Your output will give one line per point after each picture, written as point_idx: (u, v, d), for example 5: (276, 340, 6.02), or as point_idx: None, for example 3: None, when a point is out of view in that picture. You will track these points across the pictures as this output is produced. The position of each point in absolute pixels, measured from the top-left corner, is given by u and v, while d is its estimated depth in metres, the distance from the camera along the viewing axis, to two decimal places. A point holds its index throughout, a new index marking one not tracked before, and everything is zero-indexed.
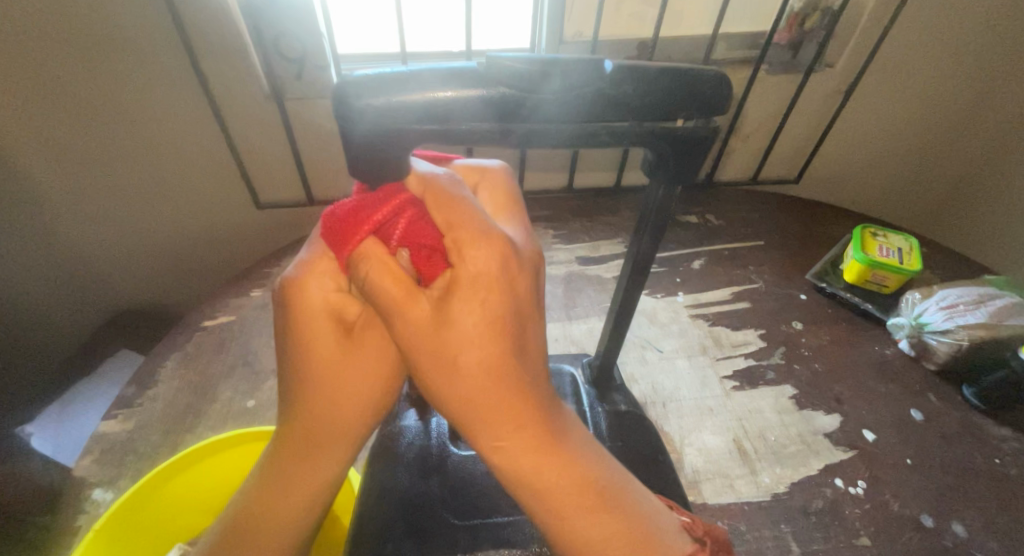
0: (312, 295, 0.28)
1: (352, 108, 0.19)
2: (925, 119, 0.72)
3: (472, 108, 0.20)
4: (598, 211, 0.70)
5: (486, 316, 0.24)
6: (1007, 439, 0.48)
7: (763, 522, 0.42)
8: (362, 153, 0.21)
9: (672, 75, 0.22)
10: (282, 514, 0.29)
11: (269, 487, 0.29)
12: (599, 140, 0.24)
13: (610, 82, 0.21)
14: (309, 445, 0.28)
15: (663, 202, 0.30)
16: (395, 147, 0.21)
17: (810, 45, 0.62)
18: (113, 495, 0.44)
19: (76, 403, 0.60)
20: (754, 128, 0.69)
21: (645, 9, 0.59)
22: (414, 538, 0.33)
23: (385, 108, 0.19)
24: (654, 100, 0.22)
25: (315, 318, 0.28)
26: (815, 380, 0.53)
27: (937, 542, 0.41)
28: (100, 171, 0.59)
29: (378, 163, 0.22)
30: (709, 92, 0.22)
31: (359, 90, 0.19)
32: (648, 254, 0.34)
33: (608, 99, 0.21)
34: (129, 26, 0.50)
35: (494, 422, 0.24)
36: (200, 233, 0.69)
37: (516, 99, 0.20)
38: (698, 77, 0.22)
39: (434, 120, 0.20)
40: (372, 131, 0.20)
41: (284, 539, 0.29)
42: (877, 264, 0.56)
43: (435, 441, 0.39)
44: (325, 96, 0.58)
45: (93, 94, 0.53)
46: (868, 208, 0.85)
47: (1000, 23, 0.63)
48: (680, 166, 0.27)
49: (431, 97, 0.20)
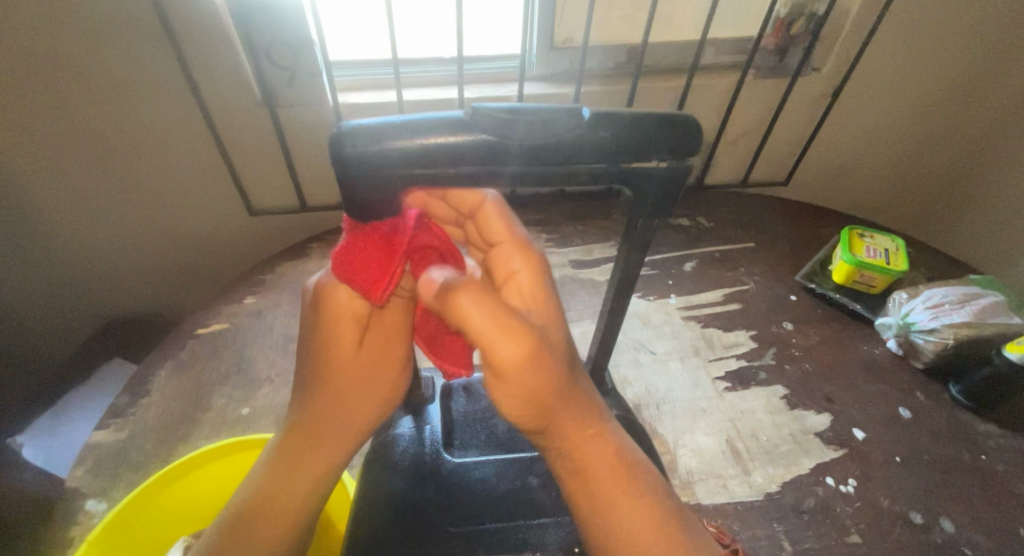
0: (341, 299, 0.29)
1: (350, 150, 0.22)
2: (908, 123, 0.74)
3: (459, 153, 0.22)
4: (591, 214, 0.70)
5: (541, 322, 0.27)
6: (993, 436, 0.49)
7: (756, 521, 0.43)
8: (359, 191, 0.23)
9: (645, 120, 0.23)
10: (292, 497, 0.30)
11: (282, 470, 0.31)
12: (579, 179, 0.25)
13: (585, 129, 0.23)
14: (320, 431, 0.31)
15: (645, 233, 0.31)
16: (387, 186, 0.23)
17: (796, 50, 0.63)
18: (107, 505, 0.44)
19: (70, 415, 0.60)
20: (743, 131, 0.70)
21: (635, 14, 0.60)
22: (408, 546, 0.34)
23: (380, 154, 0.22)
24: (628, 143, 0.23)
25: (343, 318, 0.29)
26: (805, 380, 0.53)
27: (926, 538, 0.42)
28: (89, 177, 0.59)
29: (373, 202, 0.24)
30: (680, 135, 0.24)
31: (356, 134, 0.22)
32: (631, 279, 0.36)
33: (584, 143, 0.23)
34: (120, 33, 0.50)
35: (568, 412, 0.27)
36: (193, 240, 0.69)
37: (499, 145, 0.22)
38: (670, 121, 0.24)
39: (425, 164, 0.22)
40: (369, 172, 0.22)
41: (292, 519, 0.30)
42: (865, 265, 0.57)
43: (429, 448, 0.39)
44: (316, 102, 0.58)
45: (81, 100, 0.53)
46: (856, 211, 0.86)
47: (980, 27, 0.64)
48: (659, 200, 0.28)
49: (424, 145, 0.22)
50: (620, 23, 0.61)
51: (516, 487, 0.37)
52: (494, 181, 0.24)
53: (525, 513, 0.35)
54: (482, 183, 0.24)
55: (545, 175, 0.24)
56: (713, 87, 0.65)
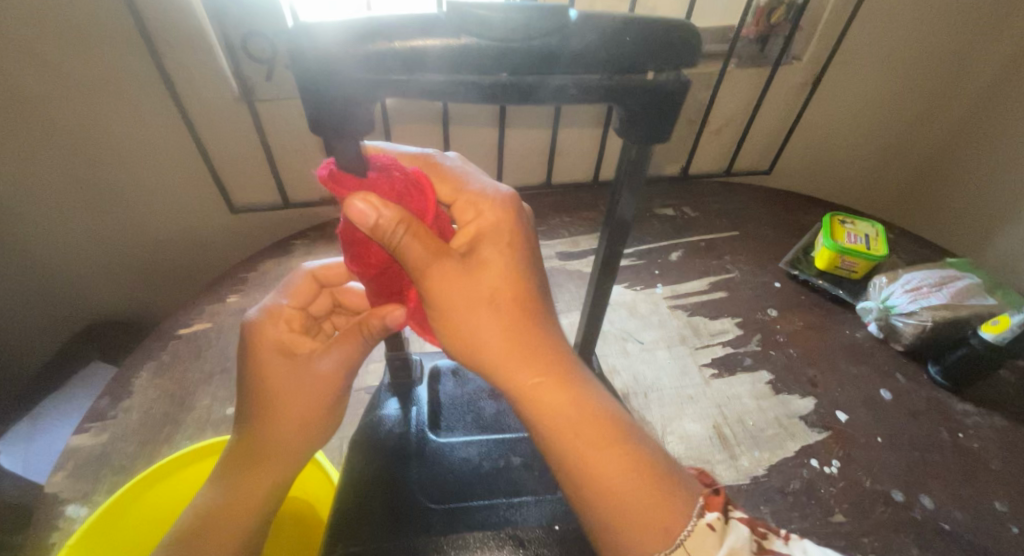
0: (269, 333, 0.33)
1: (310, 58, 0.20)
2: (897, 98, 0.74)
3: (438, 57, 0.20)
4: (577, 207, 0.70)
5: (508, 264, 0.28)
6: (970, 414, 0.50)
7: (743, 504, 0.43)
8: (325, 104, 0.21)
9: (636, 27, 0.22)
10: (241, 506, 0.30)
11: (238, 484, 0.31)
12: (568, 93, 0.24)
13: (572, 37, 0.21)
14: (260, 439, 0.32)
15: (636, 162, 0.30)
16: (359, 105, 0.22)
17: (777, 39, 0.62)
18: (89, 510, 0.43)
19: (47, 418, 0.59)
20: (727, 121, 0.71)
21: (618, 5, 0.58)
22: (390, 521, 0.33)
23: (346, 56, 0.20)
24: (620, 51, 0.22)
25: (267, 352, 0.33)
26: (790, 364, 0.54)
27: (907, 515, 0.43)
28: (61, 176, 0.57)
29: (349, 125, 0.22)
30: (676, 40, 0.22)
31: (312, 38, 0.20)
32: (619, 247, 0.35)
33: (574, 48, 0.21)
34: (87, 27, 0.48)
35: (526, 358, 0.28)
36: (171, 240, 0.68)
37: (482, 48, 0.20)
38: (665, 28, 0.22)
39: (401, 69, 0.21)
40: (335, 77, 0.20)
41: (242, 527, 0.30)
42: (846, 251, 0.58)
43: (414, 428, 0.39)
44: (295, 96, 0.56)
45: (44, 93, 0.51)
46: (836, 197, 0.87)
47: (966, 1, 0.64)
48: (654, 122, 0.27)
49: (397, 46, 0.20)
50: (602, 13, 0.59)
51: (498, 467, 0.37)
52: (475, 91, 0.23)
53: (507, 493, 0.35)
54: (457, 94, 0.23)
55: (530, 89, 0.23)
56: (695, 77, 0.64)
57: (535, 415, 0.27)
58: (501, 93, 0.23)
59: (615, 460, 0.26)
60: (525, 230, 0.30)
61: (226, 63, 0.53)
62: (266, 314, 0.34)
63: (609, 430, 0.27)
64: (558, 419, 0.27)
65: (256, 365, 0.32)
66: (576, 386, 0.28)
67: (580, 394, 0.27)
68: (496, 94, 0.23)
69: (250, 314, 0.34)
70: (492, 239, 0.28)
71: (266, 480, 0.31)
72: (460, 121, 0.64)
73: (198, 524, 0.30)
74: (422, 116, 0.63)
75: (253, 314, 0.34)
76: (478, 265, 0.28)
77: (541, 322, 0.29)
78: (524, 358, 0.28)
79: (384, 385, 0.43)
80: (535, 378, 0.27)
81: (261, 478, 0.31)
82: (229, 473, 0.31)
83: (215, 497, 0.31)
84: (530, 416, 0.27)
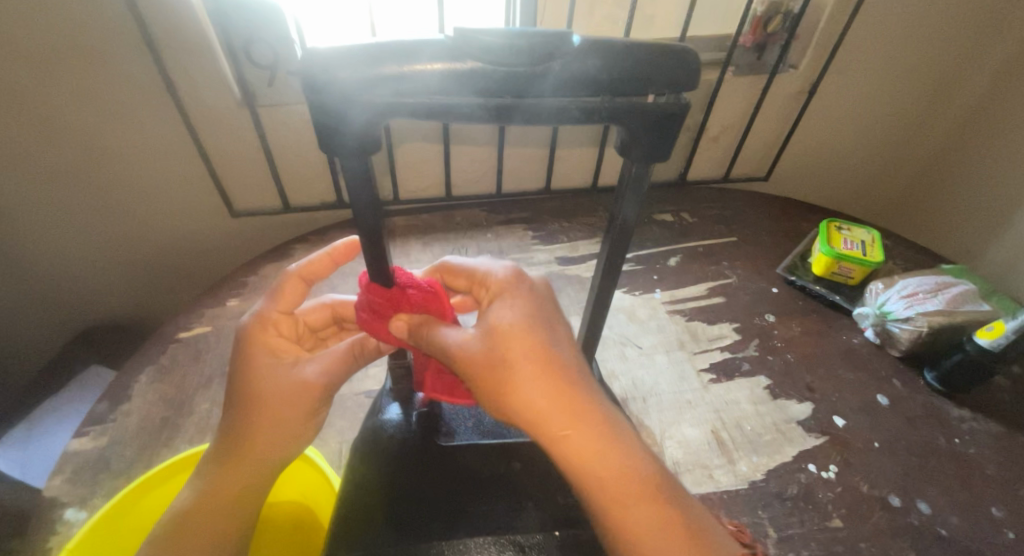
0: (261, 336, 0.34)
1: (314, 79, 0.20)
2: (892, 107, 0.74)
3: (440, 82, 0.21)
4: (577, 212, 0.71)
5: (529, 327, 0.29)
6: (966, 419, 0.50)
7: (741, 509, 0.44)
8: (328, 123, 0.21)
9: (636, 51, 0.22)
10: (217, 507, 0.31)
11: (212, 485, 0.32)
12: (570, 115, 0.24)
13: (574, 59, 0.21)
14: (235, 442, 0.32)
15: (638, 178, 0.30)
16: (361, 126, 0.22)
17: (774, 47, 0.63)
18: (87, 514, 0.43)
19: (44, 423, 0.58)
20: (724, 129, 0.71)
21: (618, 15, 0.59)
22: (394, 528, 0.33)
23: (348, 79, 0.20)
24: (621, 73, 0.22)
25: (257, 352, 0.33)
26: (788, 370, 0.54)
27: (903, 520, 0.43)
28: (61, 180, 0.57)
29: (349, 141, 0.22)
30: (674, 64, 0.23)
31: (317, 60, 0.20)
32: (622, 248, 0.35)
33: (575, 73, 0.22)
34: (90, 33, 0.48)
35: (558, 416, 0.27)
36: (171, 245, 0.68)
37: (483, 72, 0.21)
38: (666, 51, 0.23)
39: (402, 91, 0.21)
40: (337, 98, 0.21)
41: (217, 528, 0.31)
42: (843, 257, 0.59)
43: (415, 433, 0.39)
44: (298, 101, 0.57)
45: (48, 98, 0.51)
46: (831, 204, 0.88)
47: (963, 8, 0.65)
48: (655, 145, 0.27)
49: (400, 70, 0.20)
50: (602, 21, 0.59)
51: (499, 473, 0.36)
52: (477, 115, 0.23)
53: (507, 499, 0.35)
54: (460, 119, 0.23)
55: (535, 113, 0.23)
56: None
57: (572, 467, 0.27)
58: (500, 117, 0.23)
59: (650, 515, 0.26)
60: (534, 290, 0.31)
61: (228, 70, 0.53)
62: (254, 321, 0.34)
63: (642, 482, 0.27)
64: (590, 470, 0.27)
65: (240, 367, 0.33)
66: (614, 438, 0.27)
67: (620, 451, 0.27)
68: (498, 117, 0.23)
69: (242, 318, 0.35)
70: (512, 310, 0.30)
71: (240, 482, 0.32)
72: (460, 128, 0.65)
73: (173, 524, 0.31)
74: (422, 125, 0.64)
75: (245, 319, 0.34)
76: (502, 335, 0.29)
77: (574, 378, 0.28)
78: (561, 412, 0.27)
79: (387, 388, 0.43)
80: (563, 433, 0.27)
81: (236, 478, 0.32)
82: (206, 471, 0.32)
83: (192, 495, 0.32)
84: (563, 466, 0.27)
